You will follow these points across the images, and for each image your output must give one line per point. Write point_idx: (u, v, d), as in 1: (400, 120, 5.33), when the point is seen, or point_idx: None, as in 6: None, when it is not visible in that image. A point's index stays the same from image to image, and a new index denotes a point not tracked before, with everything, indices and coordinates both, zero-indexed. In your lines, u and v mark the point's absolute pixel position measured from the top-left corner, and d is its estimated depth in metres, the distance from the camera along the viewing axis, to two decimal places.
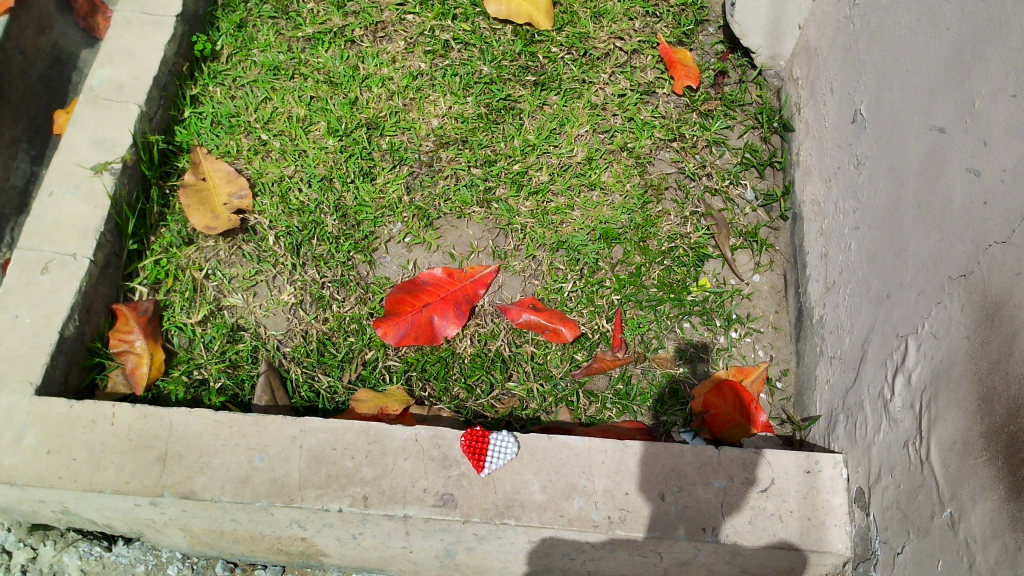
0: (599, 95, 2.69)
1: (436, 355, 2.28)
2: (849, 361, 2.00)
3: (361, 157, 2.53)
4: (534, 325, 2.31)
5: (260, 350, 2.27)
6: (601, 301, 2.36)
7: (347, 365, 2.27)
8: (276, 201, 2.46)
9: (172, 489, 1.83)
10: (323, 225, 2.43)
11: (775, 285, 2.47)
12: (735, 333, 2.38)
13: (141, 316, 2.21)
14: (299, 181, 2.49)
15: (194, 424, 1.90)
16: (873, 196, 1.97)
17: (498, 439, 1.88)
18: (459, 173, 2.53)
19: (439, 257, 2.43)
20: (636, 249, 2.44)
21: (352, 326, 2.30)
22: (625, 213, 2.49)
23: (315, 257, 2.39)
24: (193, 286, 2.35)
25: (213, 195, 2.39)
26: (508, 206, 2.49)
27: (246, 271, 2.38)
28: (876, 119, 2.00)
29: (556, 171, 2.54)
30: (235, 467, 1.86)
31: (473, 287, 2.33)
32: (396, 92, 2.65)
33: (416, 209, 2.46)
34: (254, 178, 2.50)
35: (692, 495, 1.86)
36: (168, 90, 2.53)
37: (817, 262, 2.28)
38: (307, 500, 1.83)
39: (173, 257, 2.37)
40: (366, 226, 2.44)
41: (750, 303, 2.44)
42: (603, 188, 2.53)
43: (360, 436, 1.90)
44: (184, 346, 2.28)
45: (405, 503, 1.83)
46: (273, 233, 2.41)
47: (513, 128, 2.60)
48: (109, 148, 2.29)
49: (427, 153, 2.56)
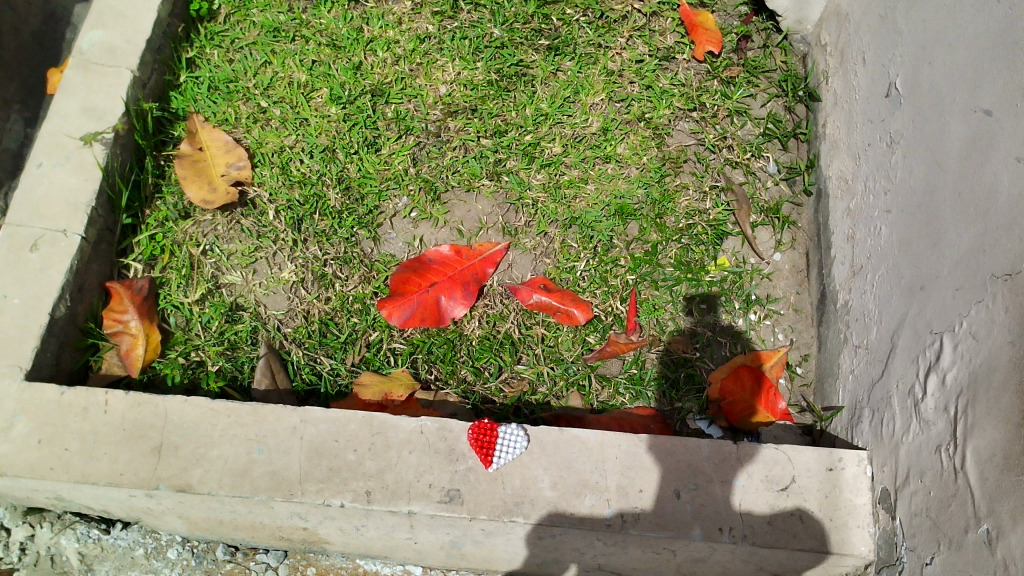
0: (616, 61, 2.53)
1: (444, 337, 2.18)
2: (876, 353, 1.90)
3: (364, 126, 2.36)
4: (545, 306, 2.22)
5: (259, 332, 2.14)
6: (615, 282, 2.27)
7: (350, 347, 2.16)
8: (276, 172, 2.28)
9: (167, 481, 1.76)
10: (325, 199, 2.27)
11: (797, 265, 2.39)
12: (754, 316, 2.31)
13: (135, 295, 2.07)
14: (300, 152, 2.32)
15: (190, 413, 1.83)
16: (908, 178, 1.84)
17: (507, 435, 1.81)
18: (468, 144, 2.37)
19: (446, 235, 2.29)
20: (653, 227, 2.33)
21: (355, 306, 2.18)
22: (642, 188, 2.37)
23: (316, 233, 2.24)
24: (190, 262, 2.19)
25: (210, 166, 2.21)
26: (518, 179, 2.34)
27: (245, 247, 2.23)
28: (914, 96, 1.86)
29: (569, 143, 2.40)
30: (233, 459, 1.79)
31: (482, 266, 2.22)
32: (402, 56, 2.47)
33: (423, 182, 2.31)
34: (254, 148, 2.31)
35: (710, 493, 1.81)
36: (162, 53, 2.35)
37: (842, 243, 2.16)
38: (306, 494, 1.76)
39: (169, 232, 2.21)
40: (371, 200, 2.29)
41: (771, 283, 2.36)
42: (619, 161, 2.39)
43: (363, 428, 1.84)
44: (181, 326, 2.14)
45: (409, 500, 1.77)
46: (273, 207, 2.25)
47: (525, 97, 2.44)
48: (100, 116, 2.12)
49: (435, 123, 2.39)
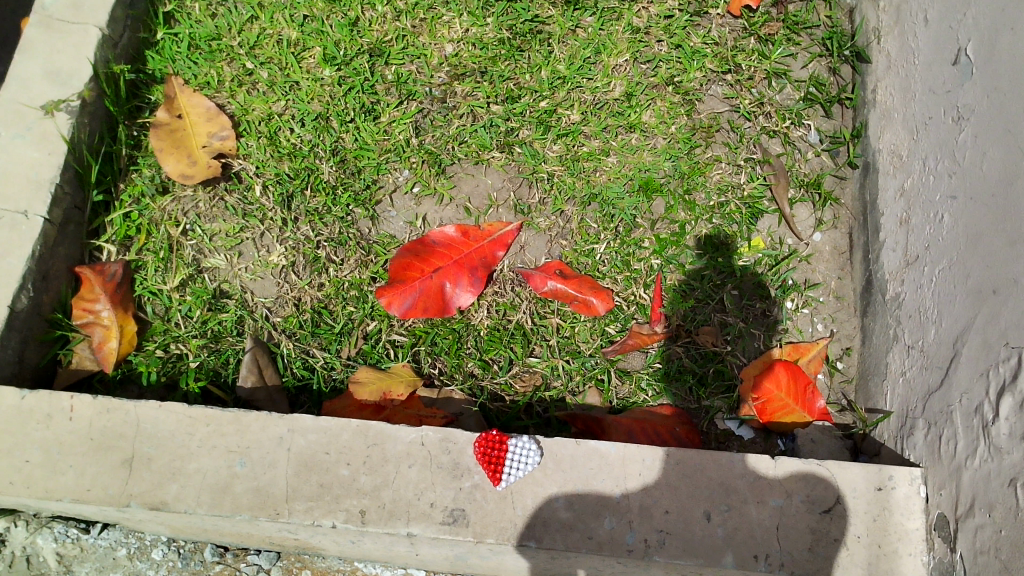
0: (642, 16, 2.26)
1: (448, 328, 1.98)
2: (934, 358, 1.69)
3: (362, 90, 2.12)
4: (560, 294, 2.01)
5: (246, 322, 1.95)
6: (638, 266, 2.05)
7: (346, 338, 1.97)
8: (264, 142, 2.06)
9: (139, 499, 1.59)
10: (318, 173, 2.05)
11: (838, 246, 2.16)
12: (791, 304, 2.09)
13: (108, 282, 1.87)
14: (290, 119, 2.09)
15: (163, 421, 1.64)
16: (980, 161, 1.60)
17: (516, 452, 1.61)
18: (476, 111, 2.14)
19: (452, 213, 2.08)
20: (680, 204, 2.11)
21: (351, 293, 1.98)
22: (669, 160, 2.14)
23: (308, 212, 2.03)
24: (169, 244, 1.99)
25: (189, 135, 1.99)
26: (532, 150, 2.11)
27: (229, 227, 2.02)
28: (990, 65, 1.61)
29: (589, 109, 2.16)
30: (212, 474, 1.61)
31: (491, 248, 2.00)
32: (404, 10, 2.20)
33: (426, 153, 2.08)
34: (239, 115, 2.08)
35: (744, 516, 1.62)
36: (136, 8, 2.11)
37: (893, 228, 1.93)
38: (294, 514, 1.59)
39: (145, 210, 2.00)
40: (368, 174, 2.07)
41: (809, 267, 2.14)
42: (644, 130, 2.15)
43: (357, 439, 1.65)
44: (160, 315, 1.95)
45: (409, 521, 1.59)
46: (259, 182, 2.03)
47: (541, 57, 2.19)
48: (64, 81, 1.90)
49: (440, 87, 2.16)
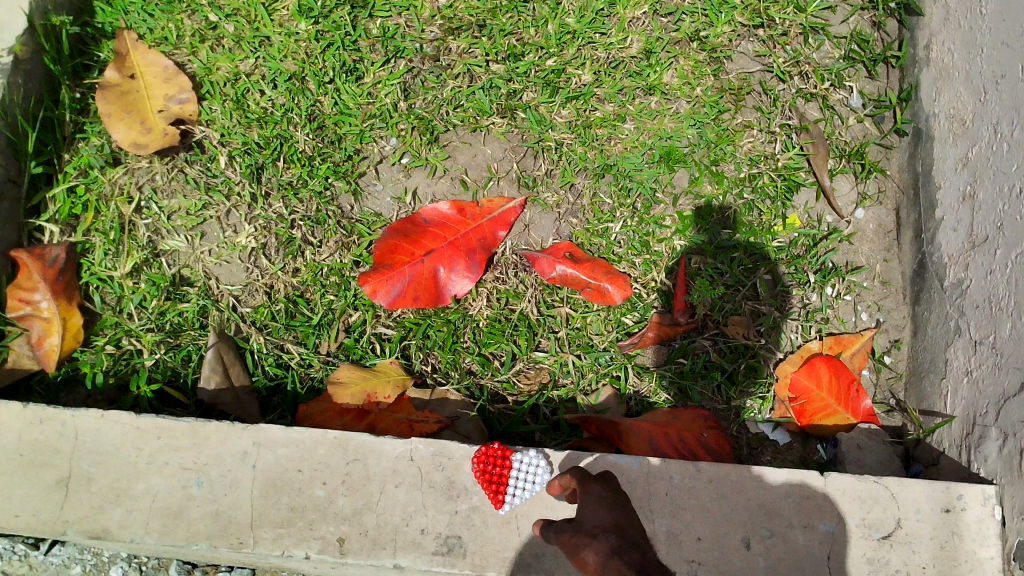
0: None
1: (443, 319, 1.73)
2: (1010, 359, 1.42)
3: (342, 47, 1.85)
4: (570, 280, 1.75)
5: (210, 313, 1.70)
6: (658, 248, 1.80)
7: (324, 332, 1.72)
8: (230, 106, 1.80)
9: (77, 526, 1.36)
10: (292, 141, 1.79)
11: (884, 224, 1.90)
12: (831, 291, 1.84)
13: (48, 269, 1.62)
14: (260, 80, 1.83)
15: (106, 434, 1.40)
16: None
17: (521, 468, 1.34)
18: (474, 70, 1.87)
19: (446, 187, 1.82)
20: (706, 177, 1.85)
21: (331, 279, 1.73)
22: (694, 126, 1.88)
23: (281, 186, 1.77)
24: (120, 224, 1.73)
25: (143, 98, 1.73)
26: (538, 116, 1.85)
27: (190, 204, 1.76)
28: None
29: (603, 69, 1.89)
30: (164, 496, 1.37)
31: (491, 228, 1.75)
32: None
33: (417, 119, 1.82)
34: (201, 76, 1.82)
35: (789, 543, 1.38)
36: None
37: (954, 204, 1.68)
38: (261, 544, 1.35)
39: (93, 184, 1.74)
40: (350, 143, 1.81)
41: (852, 249, 1.88)
42: (665, 93, 1.89)
43: (336, 453, 1.40)
44: (111, 305, 1.70)
45: (396, 551, 1.35)
46: (225, 153, 1.78)
47: (548, 8, 1.90)
48: None
49: (432, 43, 1.88)
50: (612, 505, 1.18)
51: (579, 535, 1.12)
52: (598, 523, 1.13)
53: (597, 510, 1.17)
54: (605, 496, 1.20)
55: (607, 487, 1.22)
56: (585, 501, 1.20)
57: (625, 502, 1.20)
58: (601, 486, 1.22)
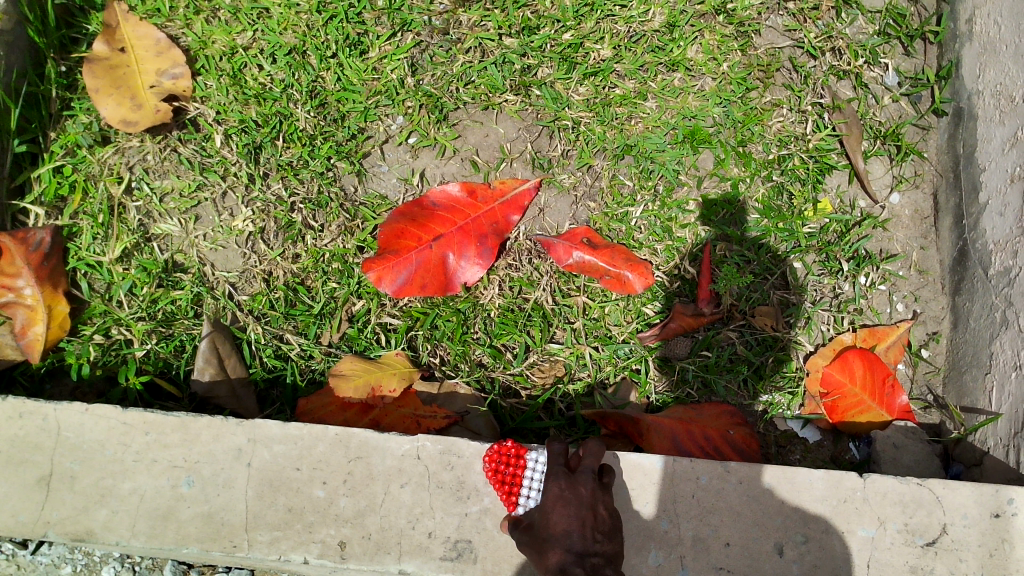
0: None
1: (452, 309, 1.63)
2: None
3: (346, 19, 1.74)
4: (587, 268, 1.64)
5: (204, 301, 1.60)
6: (681, 233, 1.69)
7: (327, 321, 1.61)
8: (226, 82, 1.70)
9: (59, 527, 1.27)
10: (293, 119, 1.69)
11: (921, 210, 1.79)
12: (865, 280, 1.73)
13: (32, 253, 1.51)
14: (259, 55, 1.72)
15: (89, 430, 1.30)
16: None
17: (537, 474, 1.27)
18: (485, 44, 1.76)
19: (456, 169, 1.72)
20: (733, 158, 1.74)
21: (333, 265, 1.63)
22: (720, 105, 1.76)
23: (280, 166, 1.67)
24: (110, 206, 1.63)
25: (134, 72, 1.63)
26: (554, 93, 1.74)
27: (184, 185, 1.66)
28: None
29: (623, 43, 1.78)
30: (152, 496, 1.28)
31: (504, 212, 1.64)
32: None
33: (425, 96, 1.71)
34: (195, 50, 1.72)
35: (825, 550, 1.28)
36: None
37: (1001, 186, 1.56)
38: (256, 548, 1.25)
39: (82, 164, 1.64)
40: (354, 121, 1.70)
41: (887, 236, 1.77)
42: (688, 69, 1.78)
43: (335, 451, 1.30)
44: (99, 293, 1.61)
45: (400, 556, 1.25)
46: (221, 131, 1.67)
47: None
48: None
49: (441, 16, 1.77)
50: (565, 498, 1.14)
51: (537, 547, 1.11)
52: (550, 532, 1.11)
53: (549, 512, 1.13)
54: (560, 494, 1.14)
55: (564, 481, 1.16)
56: (545, 490, 1.17)
57: (583, 496, 1.14)
58: (556, 473, 1.17)
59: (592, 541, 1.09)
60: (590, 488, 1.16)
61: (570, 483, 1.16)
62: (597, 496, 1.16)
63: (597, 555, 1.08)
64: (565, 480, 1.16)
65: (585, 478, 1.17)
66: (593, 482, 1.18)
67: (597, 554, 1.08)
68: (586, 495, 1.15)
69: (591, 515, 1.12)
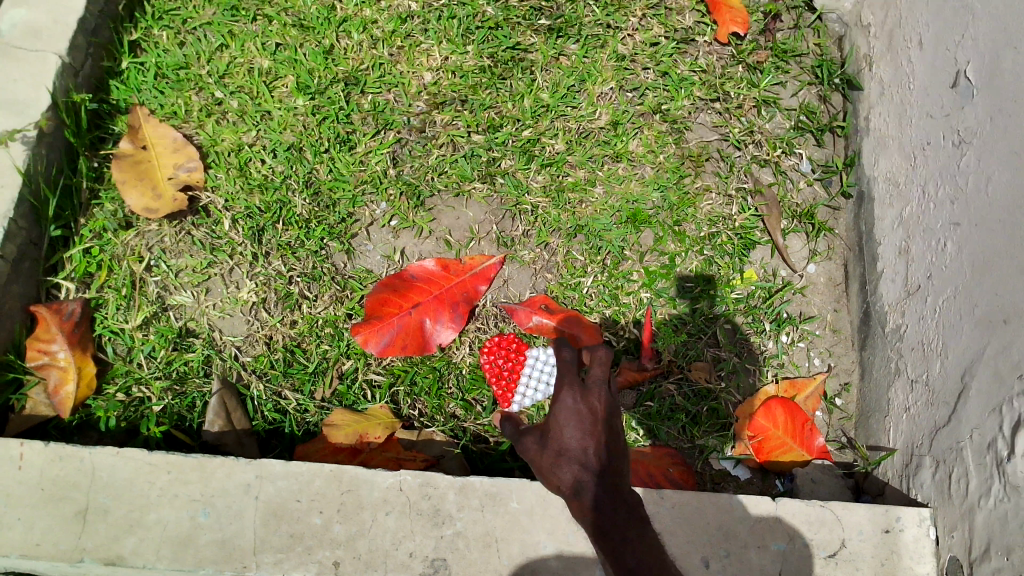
0: (627, 44, 2.18)
1: (429, 367, 1.88)
2: (940, 393, 1.59)
3: (337, 120, 2.04)
4: (546, 330, 1.89)
5: (213, 362, 1.84)
6: (626, 300, 1.97)
7: (320, 379, 1.86)
8: (234, 174, 1.97)
9: (93, 553, 1.48)
10: (291, 205, 1.96)
11: (834, 278, 2.07)
12: (786, 339, 2.00)
13: (65, 322, 1.76)
14: (261, 151, 2.00)
15: (120, 469, 1.54)
16: (983, 187, 1.52)
17: (534, 356, 1.89)
18: (456, 140, 2.05)
19: (432, 246, 1.99)
20: (670, 235, 2.03)
21: (326, 330, 1.88)
22: (658, 190, 2.06)
23: (280, 246, 1.93)
24: (132, 281, 1.89)
25: (155, 167, 1.90)
26: (515, 181, 2.03)
27: (197, 262, 1.92)
28: (989, 85, 1.53)
29: (574, 139, 2.08)
30: (174, 525, 1.50)
31: (473, 283, 1.90)
32: (381, 39, 2.11)
33: (405, 185, 1.99)
34: (207, 147, 2.00)
35: (744, 562, 1.52)
36: (99, 36, 2.02)
37: (894, 257, 1.85)
38: (262, 568, 1.47)
39: (107, 245, 1.90)
40: (343, 207, 1.98)
41: (805, 300, 2.05)
42: (631, 160, 2.08)
43: (331, 485, 1.53)
44: (121, 356, 1.85)
45: (386, 572, 1.47)
46: (229, 216, 1.94)
47: (523, 85, 2.10)
48: (20, 111, 1.81)
49: (419, 116, 2.07)
50: (580, 413, 1.22)
51: (548, 459, 1.23)
52: (565, 449, 1.22)
53: (565, 427, 1.22)
54: (578, 410, 1.22)
55: (581, 395, 1.23)
56: (560, 399, 1.23)
57: (598, 413, 1.23)
58: (571, 382, 1.23)
59: (606, 460, 1.23)
60: (602, 400, 1.24)
61: (584, 395, 1.23)
62: (608, 406, 1.24)
63: (609, 472, 1.23)
64: (579, 390, 1.23)
65: (598, 387, 1.24)
66: (605, 391, 1.25)
67: (610, 473, 1.22)
68: (598, 409, 1.23)
69: (603, 432, 1.23)
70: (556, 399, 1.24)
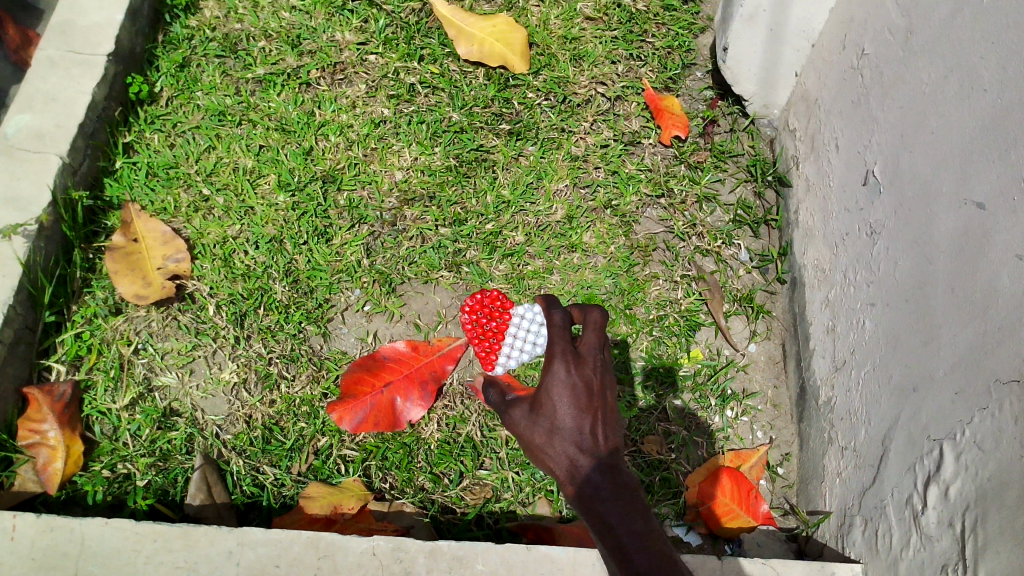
0: (580, 146, 2.41)
1: (399, 442, 2.01)
2: (866, 456, 1.76)
3: (315, 215, 2.21)
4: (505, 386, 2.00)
5: (196, 439, 1.96)
6: None
7: (296, 454, 1.98)
8: (218, 264, 2.14)
9: None
10: (271, 293, 2.12)
11: (773, 356, 2.25)
12: (731, 412, 2.17)
13: (56, 402, 1.88)
14: (244, 243, 2.17)
15: (108, 538, 1.63)
16: (892, 271, 1.72)
17: (520, 313, 1.85)
18: (425, 233, 2.23)
19: (403, 329, 2.14)
20: (622, 318, 2.20)
21: (303, 408, 2.01)
22: (610, 277, 2.25)
23: (261, 330, 2.08)
24: (120, 363, 2.01)
25: (145, 258, 2.04)
26: (479, 269, 2.21)
27: (182, 346, 2.06)
28: (893, 183, 1.75)
29: (533, 231, 2.27)
30: None
31: (440, 362, 2.05)
32: (356, 141, 2.31)
33: (377, 273, 2.16)
34: (193, 239, 2.16)
35: None
36: (96, 139, 2.19)
37: (823, 335, 2.04)
38: None
39: (97, 330, 2.03)
40: (320, 293, 2.13)
41: (747, 377, 2.22)
42: (585, 250, 2.27)
43: (308, 551, 1.64)
44: (108, 435, 1.96)
45: None
46: (213, 302, 2.09)
47: (486, 182, 2.31)
48: (22, 206, 1.96)
49: (390, 211, 2.25)
50: (573, 384, 1.34)
51: (542, 428, 1.35)
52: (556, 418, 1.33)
53: (558, 398, 1.34)
54: (568, 380, 1.34)
55: (572, 366, 1.35)
56: (553, 370, 1.36)
57: (588, 382, 1.34)
58: (564, 354, 1.36)
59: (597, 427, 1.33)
60: (594, 371, 1.36)
61: (576, 367, 1.35)
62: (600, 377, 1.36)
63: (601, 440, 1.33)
64: (572, 362, 1.35)
65: (590, 360, 1.37)
66: (598, 364, 1.37)
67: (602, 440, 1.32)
68: (591, 380, 1.35)
69: (596, 403, 1.34)
70: (550, 373, 1.36)
